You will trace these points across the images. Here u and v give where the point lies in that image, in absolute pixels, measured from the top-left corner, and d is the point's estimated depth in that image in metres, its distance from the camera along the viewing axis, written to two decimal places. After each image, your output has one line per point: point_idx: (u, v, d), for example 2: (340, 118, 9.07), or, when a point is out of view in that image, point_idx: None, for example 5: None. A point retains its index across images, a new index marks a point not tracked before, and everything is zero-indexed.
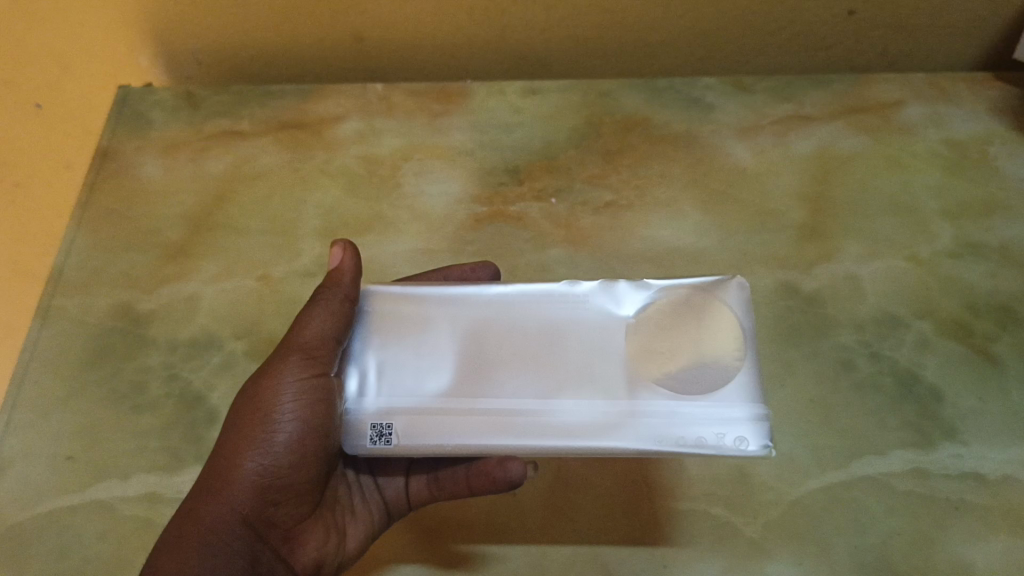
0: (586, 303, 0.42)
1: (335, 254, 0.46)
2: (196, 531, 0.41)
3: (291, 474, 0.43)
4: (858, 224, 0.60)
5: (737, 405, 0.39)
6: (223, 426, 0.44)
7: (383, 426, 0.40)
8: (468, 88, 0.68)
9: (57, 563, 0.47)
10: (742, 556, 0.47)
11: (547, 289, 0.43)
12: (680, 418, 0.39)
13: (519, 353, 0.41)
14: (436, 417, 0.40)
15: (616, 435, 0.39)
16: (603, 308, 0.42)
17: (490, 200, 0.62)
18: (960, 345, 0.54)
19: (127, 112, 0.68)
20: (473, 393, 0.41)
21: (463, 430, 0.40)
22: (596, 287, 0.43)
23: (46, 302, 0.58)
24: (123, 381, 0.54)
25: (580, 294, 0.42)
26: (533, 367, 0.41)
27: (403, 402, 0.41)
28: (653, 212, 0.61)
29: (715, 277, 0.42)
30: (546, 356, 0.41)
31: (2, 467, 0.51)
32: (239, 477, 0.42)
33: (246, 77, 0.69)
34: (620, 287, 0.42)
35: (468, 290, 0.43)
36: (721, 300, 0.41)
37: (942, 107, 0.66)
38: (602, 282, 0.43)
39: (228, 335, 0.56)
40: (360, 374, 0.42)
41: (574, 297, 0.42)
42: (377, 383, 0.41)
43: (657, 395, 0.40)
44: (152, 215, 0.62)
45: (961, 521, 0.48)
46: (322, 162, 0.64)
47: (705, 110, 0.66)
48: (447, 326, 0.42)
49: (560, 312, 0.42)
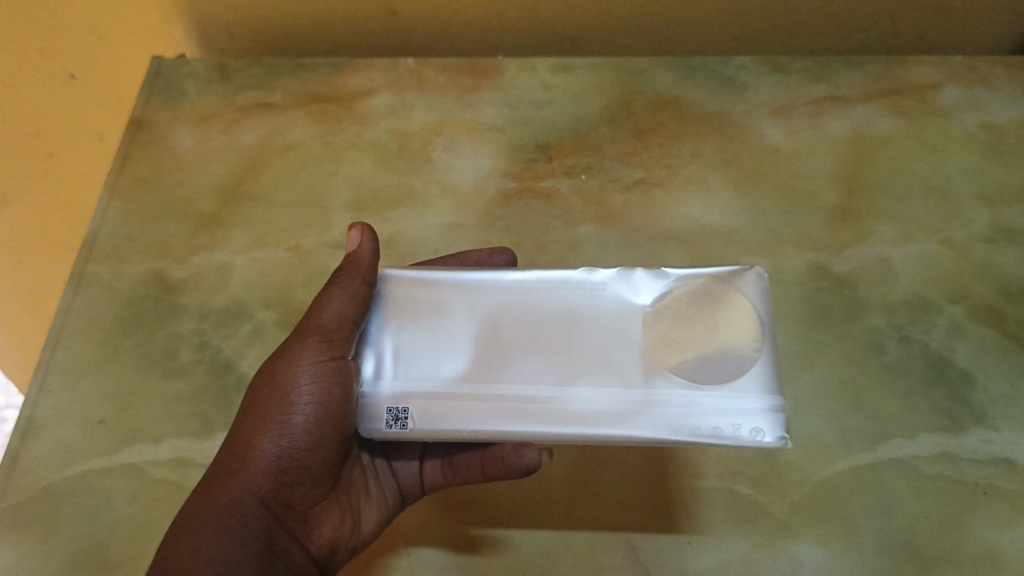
0: (604, 291, 0.42)
1: (354, 238, 0.45)
2: (213, 511, 0.41)
3: (308, 457, 0.43)
4: (892, 207, 0.60)
5: (753, 397, 0.39)
6: (241, 407, 0.44)
7: (398, 410, 0.41)
8: (500, 64, 0.68)
9: (90, 522, 0.48)
10: (767, 534, 0.47)
11: (565, 277, 0.43)
12: (695, 409, 0.39)
13: (535, 340, 0.41)
14: (451, 401, 0.40)
15: (633, 423, 0.39)
16: (622, 296, 0.42)
17: (520, 175, 0.62)
18: (993, 331, 0.54)
19: (161, 83, 0.68)
20: (489, 379, 0.41)
21: (479, 416, 0.40)
22: (614, 276, 0.43)
23: (80, 268, 0.58)
24: (154, 347, 0.55)
25: (597, 282, 0.43)
26: (547, 355, 0.41)
27: (421, 386, 0.41)
28: (684, 190, 0.61)
29: (733, 268, 0.42)
30: (561, 343, 0.41)
31: (35, 429, 0.52)
32: (255, 458, 0.42)
33: (279, 50, 0.69)
34: (638, 276, 0.42)
35: (486, 275, 0.43)
36: (738, 289, 0.41)
37: (980, 91, 0.65)
38: (619, 271, 0.43)
39: (258, 304, 0.56)
40: (377, 358, 0.42)
41: (591, 285, 0.42)
42: (393, 367, 0.42)
43: (672, 384, 0.40)
44: (185, 185, 0.63)
45: (989, 505, 0.47)
46: (353, 136, 0.64)
47: (738, 90, 0.66)
48: (463, 312, 0.42)
49: (576, 300, 0.42)
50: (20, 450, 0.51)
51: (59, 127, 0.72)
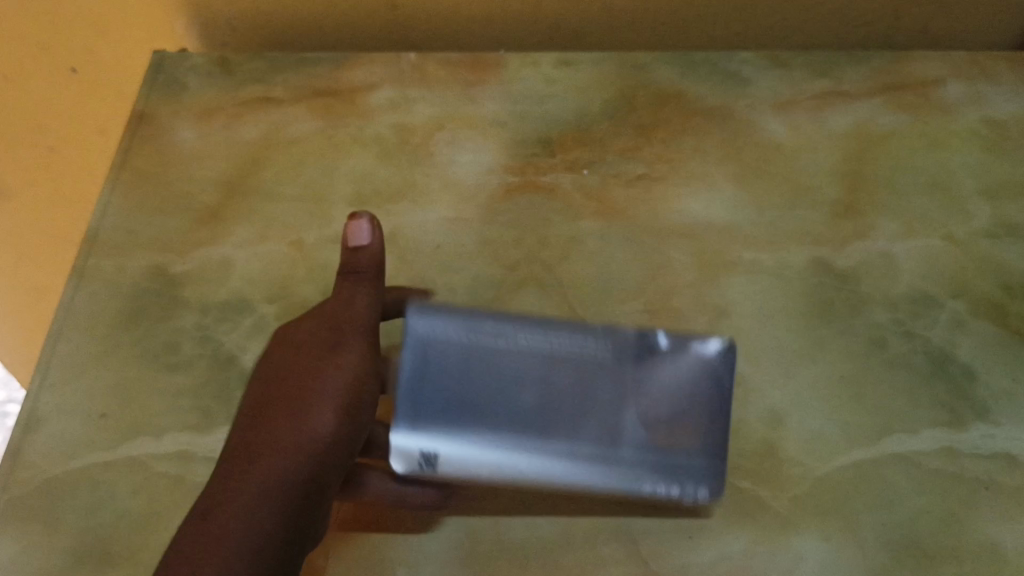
0: (602, 363, 0.47)
1: (360, 227, 0.49)
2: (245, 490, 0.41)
3: (332, 435, 0.44)
4: (894, 201, 0.60)
5: (712, 454, 0.47)
6: (260, 397, 0.46)
7: (428, 456, 0.47)
8: (502, 58, 0.68)
9: (94, 515, 0.48)
10: (768, 529, 0.47)
11: (571, 325, 0.47)
12: (668, 466, 0.47)
13: (544, 443, 0.45)
14: (472, 454, 0.46)
15: None
16: (617, 371, 0.47)
17: (522, 170, 0.61)
18: (994, 325, 0.54)
19: (161, 76, 0.66)
20: (502, 443, 0.46)
21: (495, 469, 0.47)
22: (608, 338, 0.47)
23: (82, 262, 0.58)
24: (156, 341, 0.54)
25: (595, 351, 0.47)
26: (549, 406, 0.46)
27: (446, 435, 0.46)
28: (686, 186, 0.61)
29: (704, 339, 0.48)
30: (562, 388, 0.46)
31: (38, 422, 0.52)
32: (281, 438, 0.43)
33: (279, 44, 0.69)
34: (632, 339, 0.47)
35: (497, 332, 0.46)
36: (706, 361, 0.47)
37: (984, 86, 0.65)
38: (610, 328, 0.48)
39: (259, 298, 0.56)
40: (407, 473, 0.46)
41: (589, 349, 0.47)
42: (419, 488, 0.45)
43: (652, 447, 0.47)
44: (185, 179, 0.62)
45: (990, 501, 0.47)
46: (354, 130, 0.64)
47: (741, 84, 0.65)
48: (485, 355, 0.46)
49: (576, 367, 0.47)
50: (23, 444, 0.51)
51: (61, 120, 0.73)
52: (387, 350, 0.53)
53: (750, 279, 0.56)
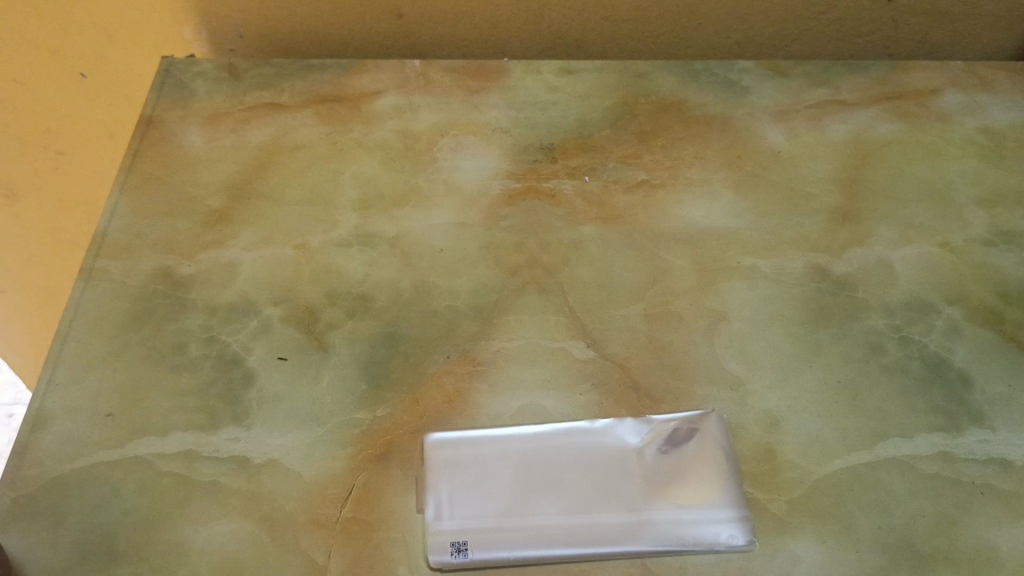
0: (607, 432, 0.50)
1: None
2: None
3: None
4: (892, 209, 0.61)
5: (723, 508, 0.47)
6: None
7: (459, 542, 0.46)
8: (506, 67, 0.69)
9: (96, 513, 0.47)
10: (766, 530, 0.47)
11: (571, 426, 0.50)
12: (685, 524, 0.46)
13: (558, 484, 0.48)
14: (498, 531, 0.46)
15: (637, 534, 0.46)
16: (621, 439, 0.49)
17: (524, 175, 0.62)
18: (990, 331, 0.55)
19: (171, 81, 0.67)
20: (520, 513, 0.47)
21: (523, 538, 0.46)
22: (613, 421, 0.50)
23: (90, 262, 0.58)
24: (163, 342, 0.54)
25: (599, 428, 0.50)
26: (559, 475, 0.48)
27: (471, 520, 0.46)
28: (686, 193, 0.61)
29: (697, 411, 0.51)
30: (569, 461, 0.48)
31: (43, 421, 0.51)
32: None
33: (286, 51, 0.70)
34: (629, 421, 0.50)
35: (511, 448, 0.49)
36: (705, 427, 0.50)
37: (981, 96, 0.67)
38: (615, 417, 0.51)
39: (265, 300, 0.56)
40: (436, 503, 0.47)
41: (594, 431, 0.50)
42: (450, 512, 0.47)
43: (665, 507, 0.47)
44: (193, 182, 0.62)
45: (985, 505, 0.48)
46: (360, 136, 0.65)
47: (741, 93, 0.67)
48: (497, 467, 0.48)
49: (585, 445, 0.49)
50: (29, 441, 0.50)
51: (71, 124, 0.75)
52: (389, 352, 0.53)
53: (748, 284, 0.57)
